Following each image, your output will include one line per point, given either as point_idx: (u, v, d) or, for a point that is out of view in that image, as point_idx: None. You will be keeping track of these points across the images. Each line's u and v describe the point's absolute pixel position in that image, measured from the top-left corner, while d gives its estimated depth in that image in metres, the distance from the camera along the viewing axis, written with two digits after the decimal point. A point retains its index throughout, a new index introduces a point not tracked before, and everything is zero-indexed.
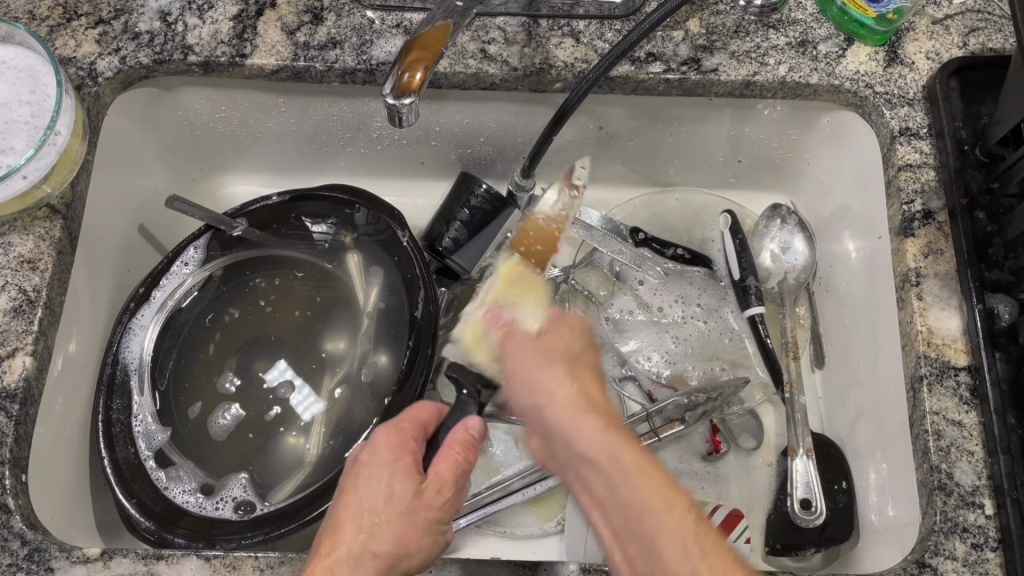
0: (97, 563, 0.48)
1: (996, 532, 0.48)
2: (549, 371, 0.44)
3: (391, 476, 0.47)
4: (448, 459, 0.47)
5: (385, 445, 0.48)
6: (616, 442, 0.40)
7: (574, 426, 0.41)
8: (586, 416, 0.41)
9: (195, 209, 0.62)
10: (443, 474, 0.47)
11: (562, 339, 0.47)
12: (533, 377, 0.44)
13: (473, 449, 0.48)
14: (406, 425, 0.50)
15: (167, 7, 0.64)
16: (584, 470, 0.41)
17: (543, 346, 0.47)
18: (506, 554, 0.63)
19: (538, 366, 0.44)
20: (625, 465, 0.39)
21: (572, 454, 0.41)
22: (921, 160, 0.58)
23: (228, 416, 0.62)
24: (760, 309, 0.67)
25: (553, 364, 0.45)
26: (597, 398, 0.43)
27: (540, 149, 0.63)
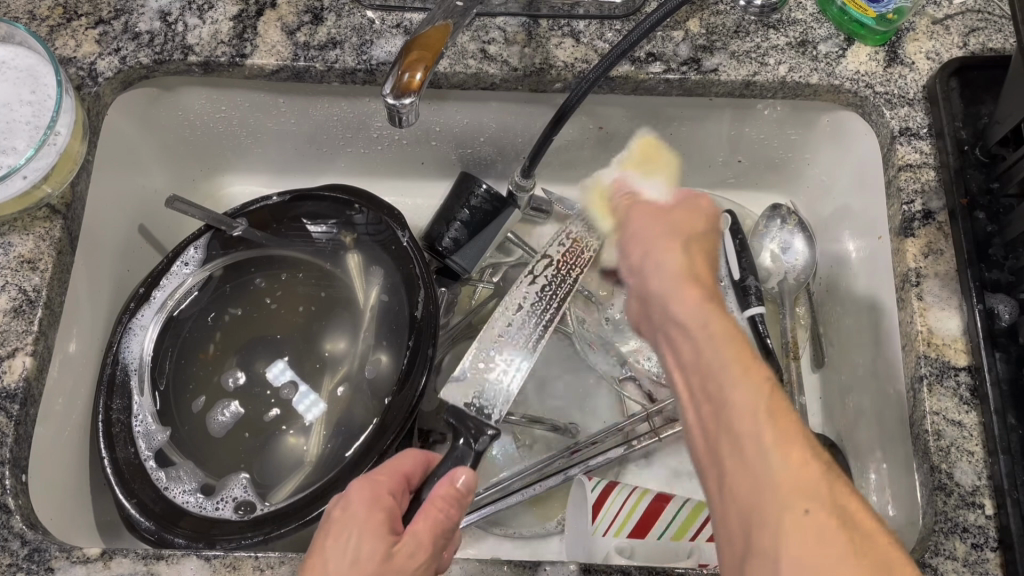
0: (97, 563, 0.48)
1: (996, 532, 0.48)
2: (657, 239, 0.44)
3: (362, 535, 0.43)
4: (428, 513, 0.45)
5: (360, 498, 0.45)
6: (710, 314, 0.39)
7: (673, 291, 0.41)
8: (690, 290, 0.40)
9: (195, 209, 0.62)
10: (419, 532, 0.44)
11: (690, 221, 0.46)
12: (645, 236, 0.45)
13: (457, 505, 0.46)
14: (385, 477, 0.47)
15: (167, 7, 0.64)
16: (678, 337, 0.40)
17: (650, 220, 0.46)
18: (507, 554, 0.62)
19: (651, 236, 0.44)
20: (713, 334, 0.38)
21: (669, 321, 0.41)
22: (921, 160, 0.59)
23: (228, 413, 0.62)
24: (760, 309, 0.66)
25: (668, 237, 0.44)
26: (707, 278, 0.42)
27: (540, 149, 0.63)
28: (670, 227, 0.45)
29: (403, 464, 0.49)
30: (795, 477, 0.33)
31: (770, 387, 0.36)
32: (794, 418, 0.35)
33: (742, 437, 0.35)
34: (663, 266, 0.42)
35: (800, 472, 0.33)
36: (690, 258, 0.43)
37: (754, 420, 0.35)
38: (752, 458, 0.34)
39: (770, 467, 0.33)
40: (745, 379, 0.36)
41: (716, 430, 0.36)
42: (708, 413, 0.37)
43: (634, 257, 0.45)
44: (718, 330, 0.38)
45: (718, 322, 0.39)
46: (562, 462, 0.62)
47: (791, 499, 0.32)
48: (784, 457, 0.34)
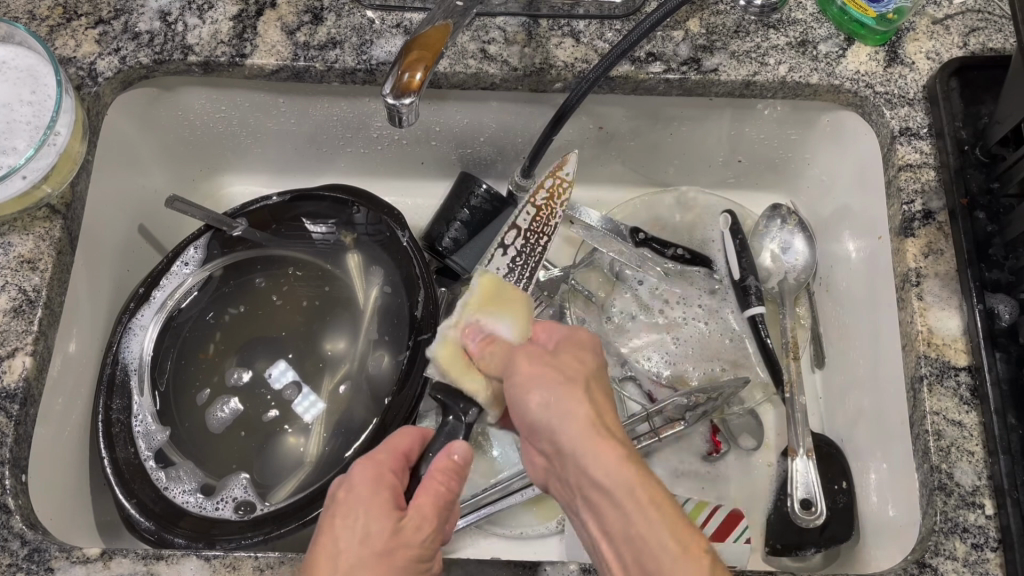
0: (97, 563, 0.48)
1: (996, 532, 0.48)
2: (582, 428, 0.42)
3: (370, 512, 0.44)
4: (431, 487, 0.46)
5: (364, 479, 0.46)
6: (634, 488, 0.39)
7: (595, 457, 0.41)
8: (621, 474, 0.40)
9: (195, 209, 0.62)
10: (424, 505, 0.45)
11: (577, 359, 0.47)
12: (554, 396, 0.44)
13: (456, 477, 0.47)
14: (383, 456, 0.48)
15: (167, 7, 0.64)
16: (621, 545, 0.40)
17: (561, 366, 0.46)
18: (506, 553, 0.63)
19: (578, 419, 0.43)
20: (642, 501, 0.39)
21: (585, 476, 0.41)
22: (921, 160, 0.58)
23: (227, 409, 0.62)
24: (760, 309, 0.66)
25: (572, 385, 0.45)
26: (612, 423, 0.44)
27: (540, 149, 0.63)
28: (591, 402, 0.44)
29: (400, 440, 0.49)
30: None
31: (699, 546, 0.38)
32: (715, 559, 0.38)
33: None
34: (597, 462, 0.41)
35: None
36: (599, 418, 0.43)
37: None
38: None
39: None
40: (687, 568, 0.37)
41: None
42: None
43: (551, 442, 0.43)
44: (642, 496, 0.39)
45: (631, 480, 0.40)
46: None
47: None
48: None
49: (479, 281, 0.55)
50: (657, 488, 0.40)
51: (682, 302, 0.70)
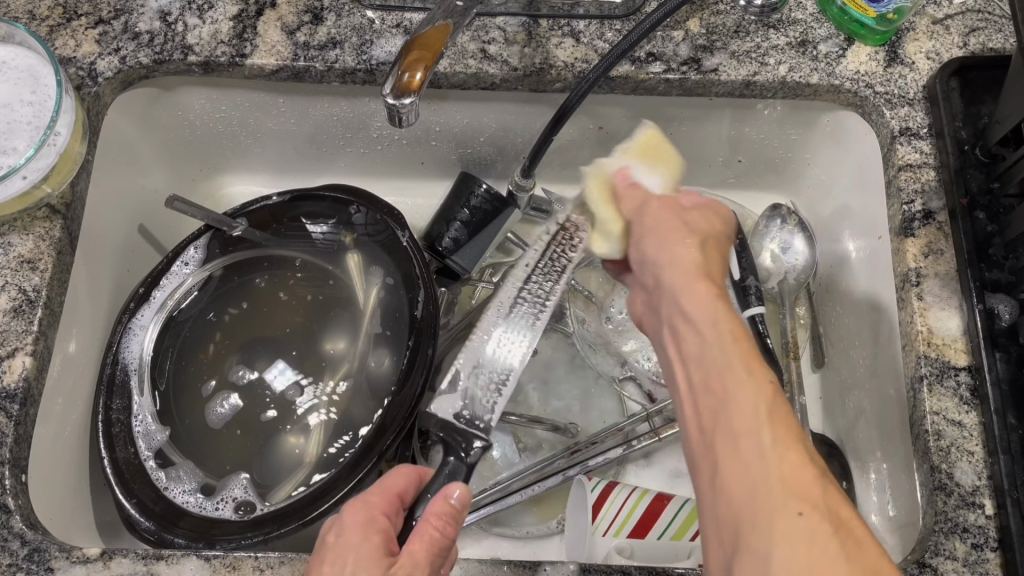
0: (97, 563, 0.48)
1: (996, 532, 0.48)
2: (687, 269, 0.41)
3: (356, 563, 0.43)
4: (423, 534, 0.43)
5: (353, 525, 0.45)
6: (725, 327, 0.38)
7: (682, 287, 0.41)
8: (714, 311, 0.39)
9: (194, 209, 0.62)
10: (414, 554, 0.42)
11: (711, 231, 0.45)
12: (666, 242, 0.44)
13: (453, 521, 0.44)
14: (377, 500, 0.46)
15: (167, 7, 0.64)
16: (687, 342, 0.39)
17: (680, 228, 0.44)
18: (506, 553, 0.63)
19: (680, 267, 0.42)
20: (722, 330, 0.38)
21: (674, 312, 0.41)
22: (921, 160, 0.59)
23: (227, 404, 0.62)
24: (760, 309, 0.65)
25: (685, 234, 0.44)
26: (717, 275, 0.42)
27: (540, 149, 0.63)
28: (701, 261, 0.42)
29: (394, 479, 0.48)
30: (784, 489, 0.33)
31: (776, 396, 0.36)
32: (793, 422, 0.36)
33: (743, 432, 0.35)
34: (696, 304, 0.39)
35: (797, 467, 0.34)
36: (708, 274, 0.41)
37: (753, 400, 0.35)
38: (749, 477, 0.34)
39: (767, 468, 0.34)
40: (756, 403, 0.35)
41: (718, 446, 0.36)
42: (706, 417, 0.37)
43: (653, 275, 0.43)
44: (731, 338, 0.38)
45: (730, 322, 0.38)
46: (563, 462, 0.61)
47: (784, 502, 0.33)
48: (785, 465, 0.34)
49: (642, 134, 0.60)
50: (754, 359, 0.37)
51: None
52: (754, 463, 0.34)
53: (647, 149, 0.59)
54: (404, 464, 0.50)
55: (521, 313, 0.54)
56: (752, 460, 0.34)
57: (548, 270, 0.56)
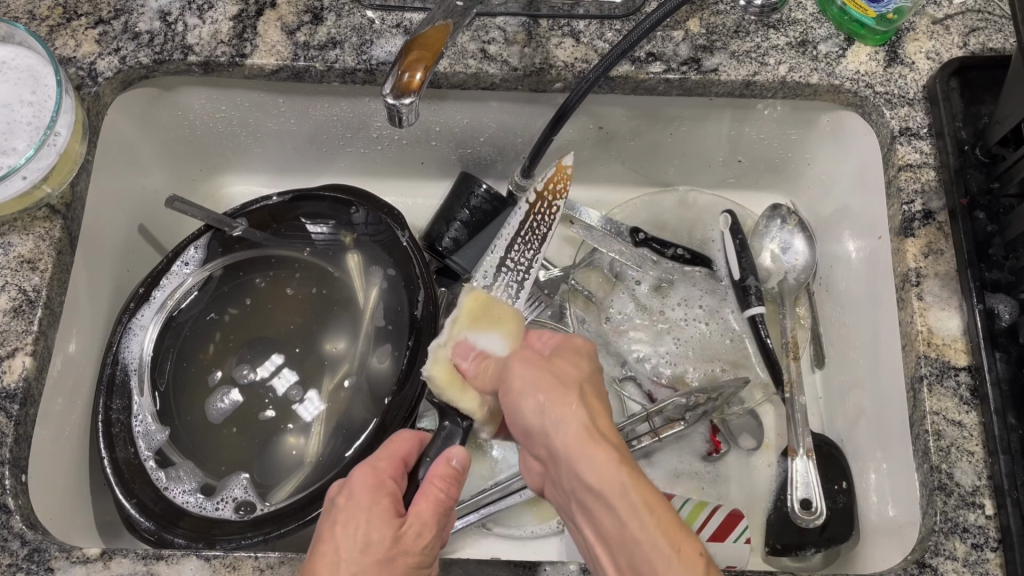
0: (97, 563, 0.48)
1: (996, 532, 0.48)
2: (575, 436, 0.41)
3: (369, 522, 0.44)
4: (431, 494, 0.45)
5: (363, 485, 0.45)
6: (633, 497, 0.38)
7: (584, 458, 0.40)
8: (615, 484, 0.39)
9: (194, 209, 0.62)
10: (423, 513, 0.44)
11: (601, 410, 0.43)
12: (554, 409, 0.42)
13: (456, 483, 0.46)
14: (383, 461, 0.47)
15: (167, 7, 0.64)
16: (584, 499, 0.40)
17: (550, 385, 0.44)
18: (504, 552, 0.63)
19: (580, 434, 0.41)
20: (633, 503, 0.38)
21: (574, 475, 0.41)
22: (921, 160, 0.58)
23: (227, 400, 0.62)
24: (760, 309, 0.66)
25: (570, 395, 0.43)
26: (608, 431, 0.42)
27: (540, 149, 0.63)
28: (584, 432, 0.41)
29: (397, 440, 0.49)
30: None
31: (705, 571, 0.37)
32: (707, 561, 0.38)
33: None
34: (604, 478, 0.39)
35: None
36: (607, 441, 0.41)
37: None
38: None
39: None
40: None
41: None
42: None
43: (550, 450, 0.42)
44: (637, 504, 0.38)
45: (633, 492, 0.39)
46: None
47: None
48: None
49: (466, 298, 0.52)
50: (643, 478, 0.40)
51: (682, 302, 0.70)
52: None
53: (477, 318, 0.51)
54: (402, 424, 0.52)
55: (505, 281, 0.61)
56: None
57: (528, 240, 0.62)
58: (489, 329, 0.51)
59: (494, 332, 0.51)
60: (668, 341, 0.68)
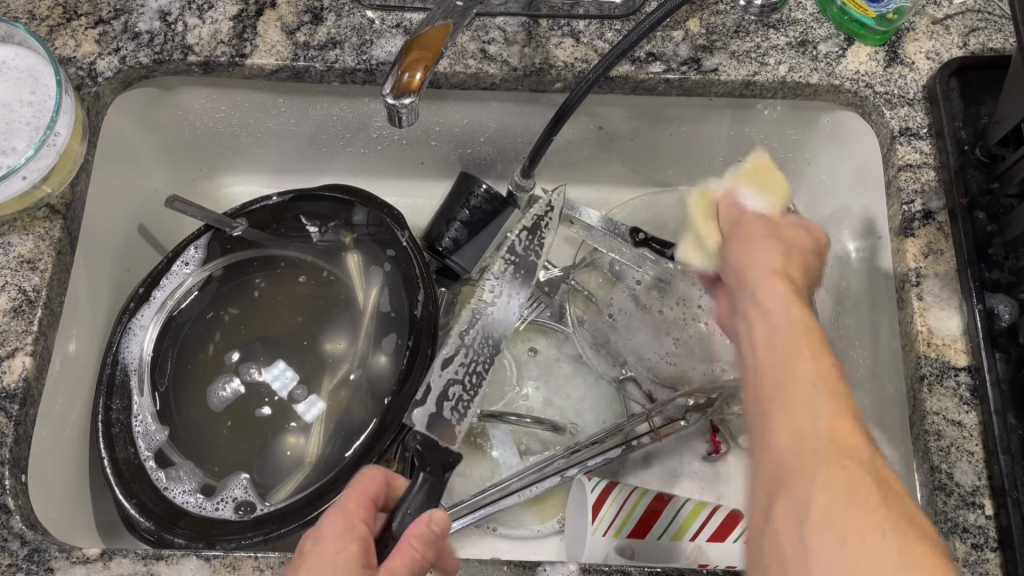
0: (97, 564, 0.47)
1: (996, 532, 0.47)
2: (757, 258, 0.42)
3: (333, 573, 0.41)
4: (404, 550, 0.42)
5: (333, 529, 0.44)
6: (790, 303, 0.39)
7: (758, 283, 0.41)
8: (776, 294, 0.40)
9: (194, 209, 0.63)
10: (396, 566, 0.42)
11: (803, 254, 0.44)
12: (750, 241, 0.44)
13: (433, 543, 0.43)
14: (354, 503, 0.46)
15: (167, 7, 0.64)
16: (744, 312, 0.41)
17: (768, 240, 0.44)
18: (504, 553, 0.63)
19: (761, 258, 0.42)
20: (789, 314, 0.38)
21: (751, 295, 0.41)
22: (921, 160, 0.58)
23: (229, 388, 0.63)
24: None
25: (779, 241, 0.44)
26: (799, 277, 0.42)
27: (540, 149, 0.63)
28: (795, 266, 0.42)
29: (365, 482, 0.48)
30: (837, 457, 0.32)
31: (834, 371, 0.36)
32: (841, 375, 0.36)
33: (802, 387, 0.35)
34: (765, 288, 0.40)
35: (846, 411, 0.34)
36: (786, 268, 0.42)
37: (809, 368, 0.36)
38: (793, 422, 0.34)
39: (818, 443, 0.33)
40: (819, 377, 0.35)
41: (773, 408, 0.36)
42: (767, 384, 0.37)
43: (733, 275, 0.44)
44: (790, 313, 0.38)
45: (794, 303, 0.39)
46: (563, 462, 0.61)
47: (836, 464, 0.32)
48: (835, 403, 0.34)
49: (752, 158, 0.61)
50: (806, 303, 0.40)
51: None
52: (805, 415, 0.34)
53: (754, 176, 0.59)
54: (371, 467, 0.50)
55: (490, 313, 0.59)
56: (803, 419, 0.34)
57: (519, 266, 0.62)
58: (757, 189, 0.57)
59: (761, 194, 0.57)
60: None
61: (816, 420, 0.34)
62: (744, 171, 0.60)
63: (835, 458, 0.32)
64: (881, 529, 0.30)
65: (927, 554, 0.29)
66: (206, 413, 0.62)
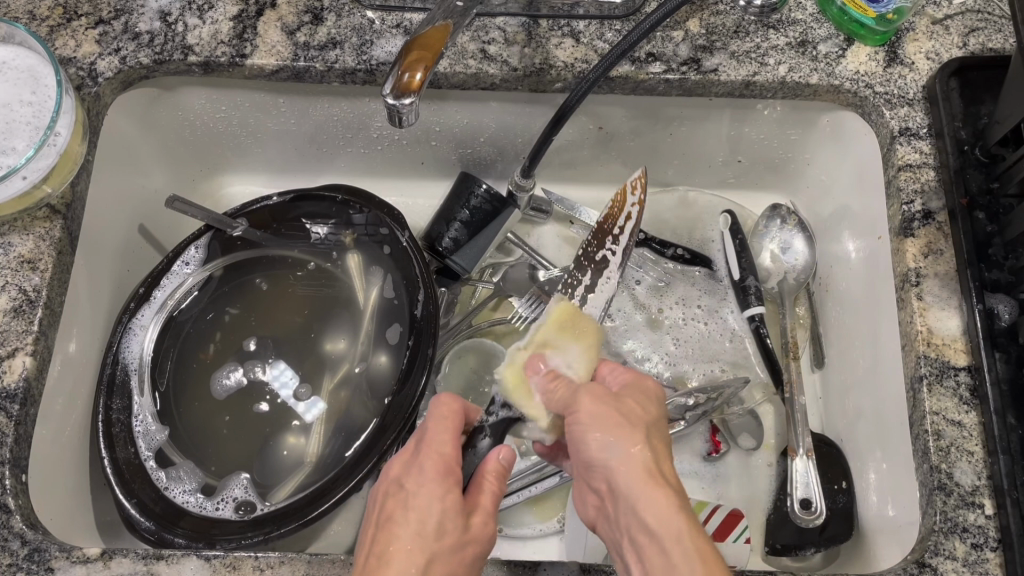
0: (97, 563, 0.48)
1: (996, 532, 0.48)
2: (603, 413, 0.46)
3: (444, 509, 0.44)
4: (490, 488, 0.47)
5: (434, 470, 0.45)
6: (639, 467, 0.43)
7: (626, 461, 0.43)
8: (632, 456, 0.44)
9: (195, 209, 0.62)
10: (489, 505, 0.46)
11: (638, 402, 0.48)
12: (592, 431, 0.45)
13: (506, 478, 0.48)
14: (448, 449, 0.47)
15: (167, 7, 0.64)
16: (599, 480, 0.45)
17: (620, 402, 0.47)
18: (505, 553, 0.63)
19: (605, 415, 0.46)
20: (655, 504, 0.41)
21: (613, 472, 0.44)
22: (921, 160, 0.59)
23: (232, 378, 0.64)
24: (760, 309, 0.67)
25: (623, 420, 0.46)
26: (640, 425, 0.46)
27: (540, 150, 0.63)
28: (634, 412, 0.47)
29: (451, 419, 0.48)
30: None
31: (689, 524, 0.40)
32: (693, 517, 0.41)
33: (671, 550, 0.40)
34: (619, 448, 0.44)
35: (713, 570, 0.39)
36: (634, 422, 0.46)
37: (678, 530, 0.40)
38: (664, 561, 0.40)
39: None
40: (687, 532, 0.40)
41: None
42: (646, 560, 0.41)
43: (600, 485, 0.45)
44: (640, 475, 0.43)
45: (650, 466, 0.43)
46: None
47: None
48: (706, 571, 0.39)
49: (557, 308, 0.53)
50: (664, 450, 0.45)
51: (681, 302, 0.70)
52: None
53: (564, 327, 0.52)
54: (444, 394, 0.50)
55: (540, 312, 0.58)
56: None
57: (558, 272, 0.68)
58: (569, 342, 0.52)
59: (575, 347, 0.52)
60: (667, 341, 0.68)
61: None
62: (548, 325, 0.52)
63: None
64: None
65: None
66: (206, 409, 0.62)
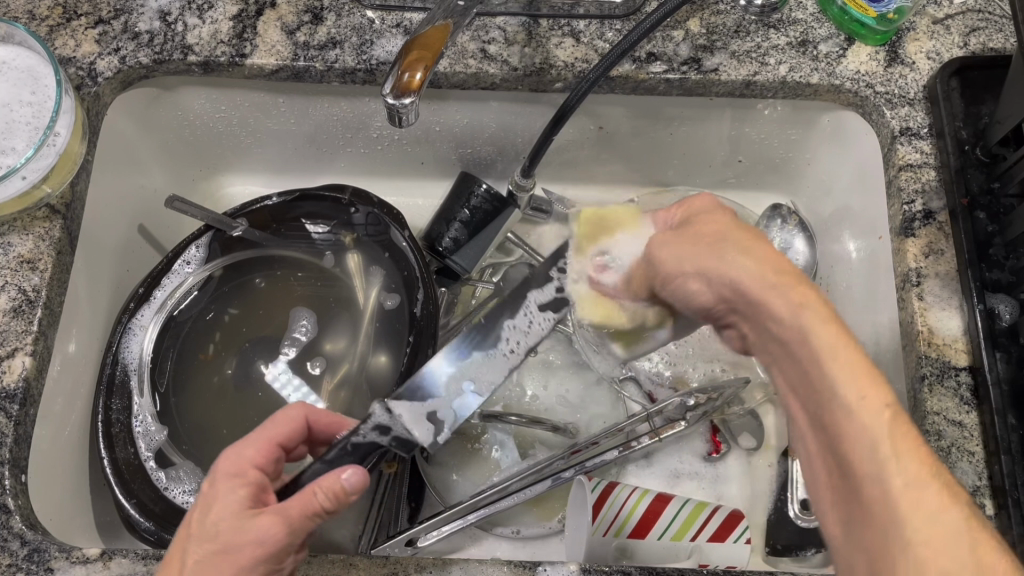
0: (97, 564, 0.47)
1: (996, 533, 0.47)
2: (682, 241, 0.42)
3: (222, 509, 0.43)
4: (298, 498, 0.42)
5: (227, 472, 0.45)
6: (745, 280, 0.39)
7: (710, 258, 0.40)
8: (735, 269, 0.39)
9: (194, 209, 0.62)
10: (289, 508, 0.42)
11: (711, 214, 0.43)
12: (675, 256, 0.42)
13: (337, 498, 0.43)
14: (249, 449, 0.47)
15: (167, 7, 0.64)
16: (716, 307, 0.42)
17: (697, 223, 0.43)
18: (505, 553, 0.63)
19: (686, 243, 0.42)
20: (740, 293, 0.39)
21: (723, 285, 0.40)
22: (921, 160, 0.58)
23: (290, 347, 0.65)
24: None
25: (720, 245, 0.40)
26: (719, 225, 0.42)
27: (539, 149, 0.63)
28: (712, 227, 0.42)
29: (274, 426, 0.49)
30: (876, 429, 0.33)
31: (817, 318, 0.36)
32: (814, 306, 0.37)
33: (806, 355, 0.36)
34: (713, 269, 0.40)
35: (861, 382, 0.34)
36: (717, 232, 0.41)
37: (808, 334, 0.36)
38: (809, 366, 0.35)
39: (844, 391, 0.34)
40: (814, 328, 0.36)
41: (812, 399, 0.36)
42: (790, 370, 0.37)
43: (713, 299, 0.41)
44: (761, 288, 0.38)
45: (756, 276, 0.38)
46: (562, 463, 0.60)
47: (867, 424, 0.33)
48: (856, 381, 0.34)
49: (578, 222, 0.51)
50: (757, 243, 0.40)
51: None
52: (826, 398, 0.34)
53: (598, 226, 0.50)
54: (291, 404, 0.52)
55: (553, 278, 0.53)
56: (824, 393, 0.35)
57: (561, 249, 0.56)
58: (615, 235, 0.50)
59: (621, 235, 0.50)
60: None
61: (831, 381, 0.34)
62: (581, 236, 0.50)
63: (873, 428, 0.33)
64: (919, 485, 0.31)
65: (950, 486, 0.32)
66: (208, 403, 0.63)
